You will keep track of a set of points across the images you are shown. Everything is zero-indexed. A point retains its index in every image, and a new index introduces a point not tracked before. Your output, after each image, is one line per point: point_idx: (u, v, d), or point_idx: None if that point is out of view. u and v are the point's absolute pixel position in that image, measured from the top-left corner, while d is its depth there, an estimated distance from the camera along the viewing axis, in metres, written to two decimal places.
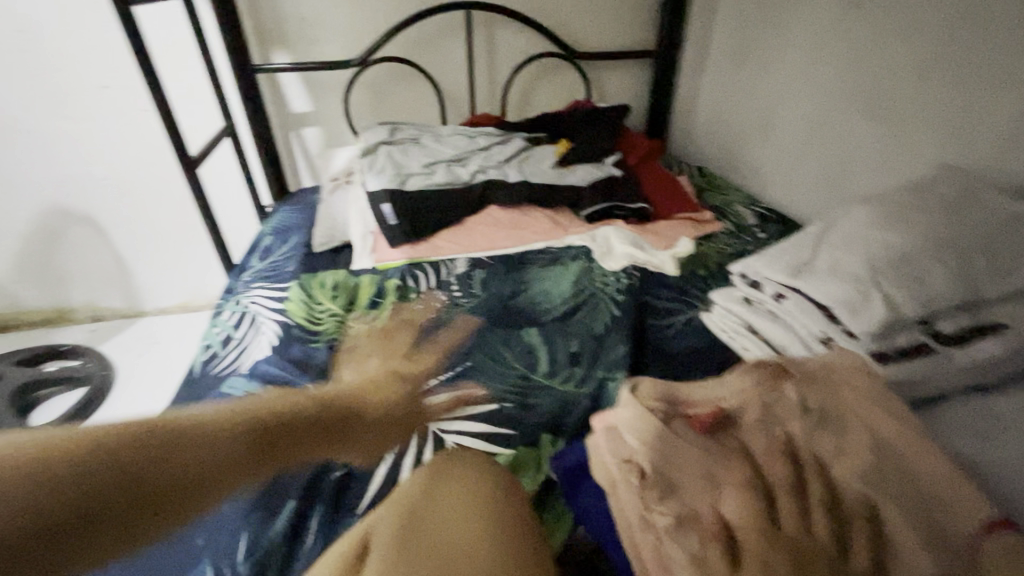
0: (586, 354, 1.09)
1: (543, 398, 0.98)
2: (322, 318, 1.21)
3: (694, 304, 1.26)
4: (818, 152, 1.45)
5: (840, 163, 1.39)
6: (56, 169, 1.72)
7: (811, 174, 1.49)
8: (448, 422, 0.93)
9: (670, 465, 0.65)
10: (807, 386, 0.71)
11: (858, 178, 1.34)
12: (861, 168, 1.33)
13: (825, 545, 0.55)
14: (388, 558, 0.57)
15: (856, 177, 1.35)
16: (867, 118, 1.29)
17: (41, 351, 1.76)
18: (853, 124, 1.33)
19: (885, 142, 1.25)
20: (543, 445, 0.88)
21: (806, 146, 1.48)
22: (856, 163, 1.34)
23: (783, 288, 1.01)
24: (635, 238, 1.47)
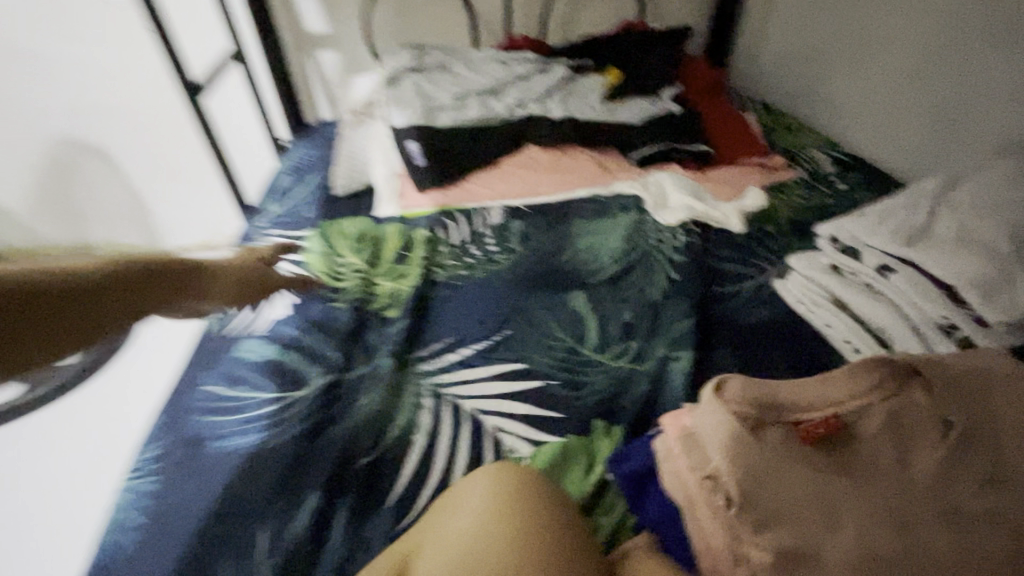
0: (642, 325, 0.95)
1: (593, 377, 0.86)
2: (345, 274, 1.09)
3: (763, 268, 1.10)
4: (915, 90, 1.20)
5: (950, 104, 1.14)
6: None
7: (902, 116, 1.24)
8: (486, 402, 0.82)
9: (773, 493, 0.50)
10: (946, 395, 0.55)
11: (973, 126, 1.11)
12: (970, 112, 1.11)
13: None
14: None
15: (964, 123, 1.13)
16: (998, 48, 1.04)
17: None
18: (974, 55, 1.08)
19: (1023, 80, 1.01)
20: (596, 434, 0.75)
21: (900, 82, 1.23)
22: (973, 106, 1.10)
23: (890, 260, 0.84)
24: (695, 187, 1.28)
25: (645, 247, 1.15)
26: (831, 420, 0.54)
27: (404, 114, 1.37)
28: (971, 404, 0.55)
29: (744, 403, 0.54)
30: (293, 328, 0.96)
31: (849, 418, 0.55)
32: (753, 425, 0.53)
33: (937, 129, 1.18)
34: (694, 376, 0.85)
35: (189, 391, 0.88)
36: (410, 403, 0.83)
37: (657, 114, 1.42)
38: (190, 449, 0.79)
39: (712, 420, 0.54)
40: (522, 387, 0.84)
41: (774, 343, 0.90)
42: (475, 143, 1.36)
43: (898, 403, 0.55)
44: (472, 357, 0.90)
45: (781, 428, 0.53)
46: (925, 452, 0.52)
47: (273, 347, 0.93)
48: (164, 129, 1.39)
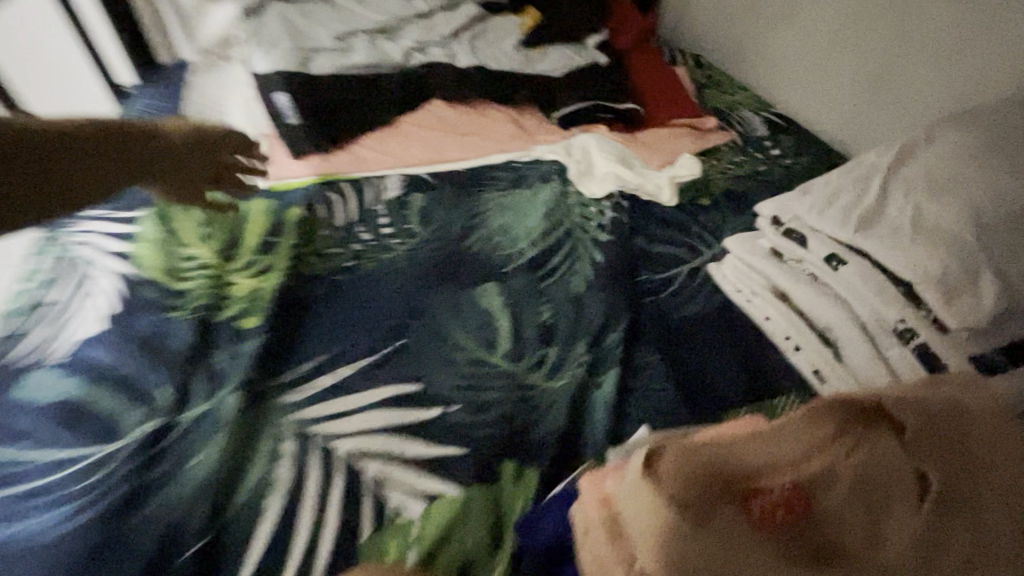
0: (563, 324, 0.80)
1: (505, 398, 0.70)
2: (189, 272, 0.84)
3: (697, 248, 0.98)
4: (853, 45, 1.10)
5: (879, 61, 1.06)
6: None
7: (838, 74, 1.14)
8: (367, 444, 0.64)
9: None
10: (922, 449, 0.44)
11: (900, 87, 1.04)
12: (905, 72, 1.02)
13: None
14: None
15: (898, 85, 1.04)
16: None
17: None
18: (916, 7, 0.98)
19: (957, 37, 0.93)
20: (505, 480, 0.61)
21: (838, 35, 1.12)
22: (901, 65, 1.02)
23: (841, 250, 0.73)
24: (623, 152, 1.12)
25: (567, 224, 0.99)
26: (793, 492, 0.42)
27: (274, 60, 1.10)
28: (953, 454, 0.44)
29: (682, 483, 0.41)
30: (108, 351, 0.72)
31: (813, 484, 0.43)
32: (697, 513, 0.40)
33: (866, 91, 1.10)
34: (622, 390, 0.71)
35: None
36: (264, 452, 0.63)
37: (582, 66, 1.23)
38: None
39: (643, 506, 0.40)
40: (415, 418, 0.67)
41: (708, 340, 0.79)
42: (366, 98, 1.13)
43: (867, 455, 0.44)
44: (352, 379, 0.71)
45: (733, 509, 0.41)
46: (897, 530, 0.41)
47: (73, 379, 0.69)
48: None
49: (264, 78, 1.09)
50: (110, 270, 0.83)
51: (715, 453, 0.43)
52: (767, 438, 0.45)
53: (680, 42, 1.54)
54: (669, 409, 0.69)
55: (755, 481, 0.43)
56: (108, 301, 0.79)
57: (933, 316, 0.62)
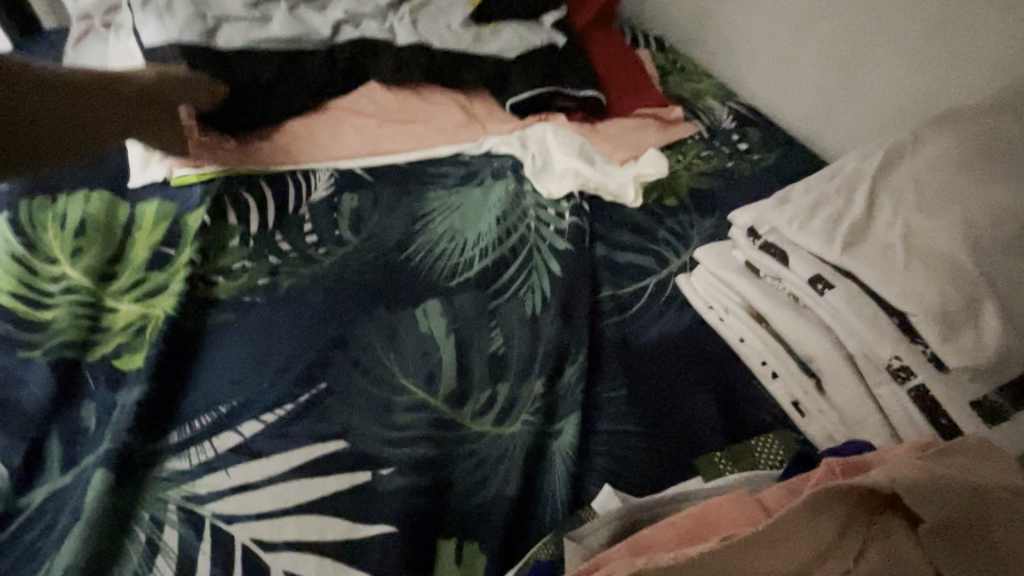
0: (515, 356, 0.69)
1: (446, 450, 0.59)
2: (51, 296, 0.67)
3: (665, 256, 0.88)
4: (820, 30, 1.02)
5: (847, 54, 0.99)
6: None
7: (805, 60, 1.06)
8: (276, 524, 0.52)
9: None
10: (940, 547, 0.37)
11: (868, 82, 0.97)
12: (874, 61, 0.96)
13: None
14: None
15: (869, 76, 0.97)
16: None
17: None
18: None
19: (932, 32, 0.87)
20: (444, 560, 0.52)
21: (806, 19, 1.04)
22: (870, 59, 0.96)
23: (827, 271, 0.64)
24: (583, 145, 1.01)
25: (521, 229, 0.87)
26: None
27: (172, 32, 0.92)
28: (977, 556, 0.36)
29: None
30: None
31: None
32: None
33: (833, 85, 1.03)
34: (585, 436, 0.62)
35: None
36: (139, 548, 0.50)
37: (537, 49, 1.10)
38: None
39: None
40: (334, 489, 0.55)
41: (681, 369, 0.69)
42: (284, 78, 0.95)
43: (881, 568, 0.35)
44: (260, 437, 0.58)
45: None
46: None
47: None
48: None
49: (161, 58, 0.91)
50: None
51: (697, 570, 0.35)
52: (762, 547, 0.36)
53: (642, 21, 1.42)
54: (637, 460, 0.60)
55: None
56: None
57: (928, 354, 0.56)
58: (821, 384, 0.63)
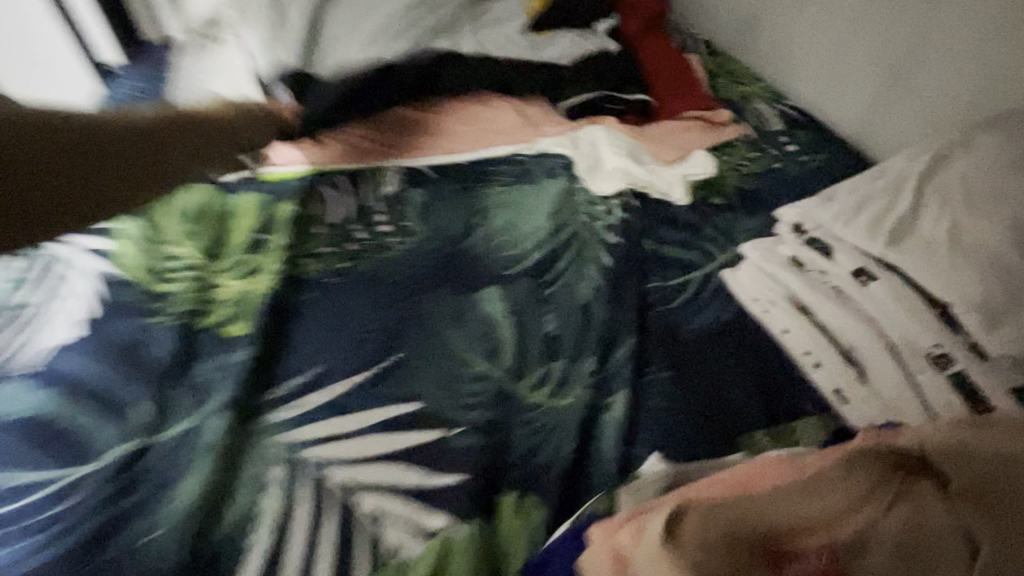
0: (569, 339, 0.75)
1: (506, 417, 0.66)
2: (170, 271, 0.78)
3: (711, 251, 0.92)
4: (873, 28, 1.03)
5: (902, 55, 0.99)
6: None
7: (856, 59, 1.08)
8: (360, 470, 0.60)
9: None
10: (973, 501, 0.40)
11: (924, 81, 0.97)
12: (928, 64, 0.96)
13: None
14: None
15: (925, 71, 0.97)
16: None
17: None
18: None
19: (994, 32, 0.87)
20: (505, 511, 0.58)
21: (859, 19, 1.05)
22: (927, 61, 0.96)
23: (869, 264, 0.69)
24: (632, 146, 1.06)
25: (574, 223, 0.94)
26: (826, 559, 0.39)
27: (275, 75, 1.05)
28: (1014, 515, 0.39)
29: (710, 544, 0.37)
30: (82, 363, 0.67)
31: (849, 548, 0.39)
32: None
33: (887, 85, 1.03)
34: (633, 412, 0.67)
35: None
36: (249, 482, 0.59)
37: (589, 56, 1.15)
38: None
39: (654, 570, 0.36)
40: (411, 443, 0.62)
41: (725, 355, 0.73)
42: (361, 87, 1.03)
43: (908, 517, 0.40)
44: (346, 397, 0.66)
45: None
46: None
47: (44, 395, 0.63)
48: None
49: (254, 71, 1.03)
50: (83, 270, 0.77)
51: (742, 508, 0.39)
52: (799, 494, 0.41)
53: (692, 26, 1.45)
54: (683, 435, 0.65)
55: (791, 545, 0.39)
56: (82, 304, 0.73)
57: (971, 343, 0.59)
58: (865, 372, 0.66)
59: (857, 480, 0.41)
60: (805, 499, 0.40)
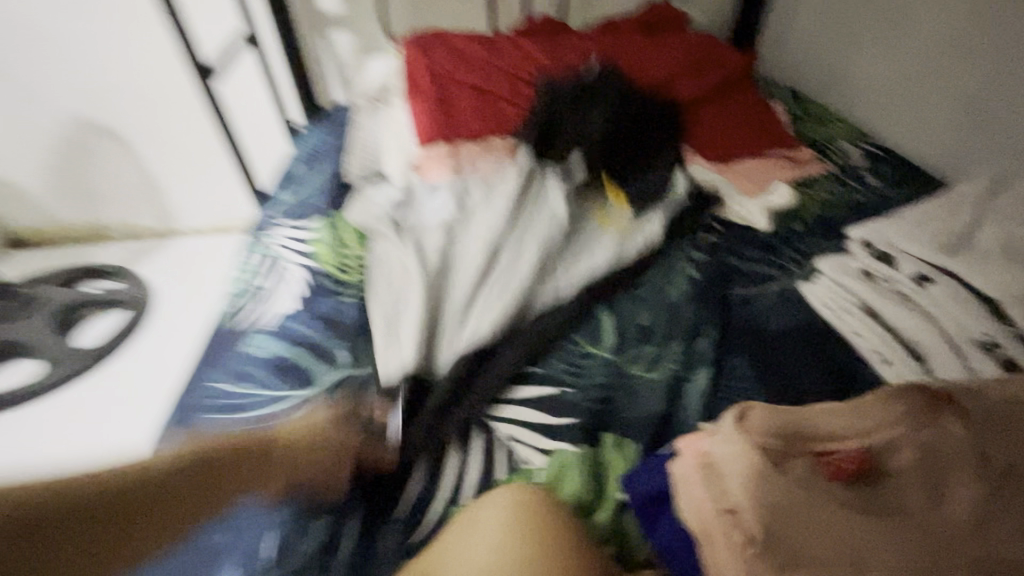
0: (659, 330, 0.91)
1: (608, 383, 0.83)
2: (352, 266, 1.06)
3: (790, 268, 1.04)
4: (959, 72, 1.13)
5: (988, 99, 1.10)
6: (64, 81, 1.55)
7: (942, 104, 1.18)
8: (496, 411, 0.81)
9: (790, 527, 0.47)
10: (988, 429, 0.52)
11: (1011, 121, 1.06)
12: (1012, 107, 1.06)
13: None
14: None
15: (1005, 119, 1.08)
16: None
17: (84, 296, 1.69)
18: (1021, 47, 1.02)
19: None
20: (607, 447, 0.75)
21: (946, 71, 1.16)
22: (1013, 104, 1.06)
23: (927, 268, 0.80)
24: (718, 181, 1.21)
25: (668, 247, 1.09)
26: (859, 452, 0.52)
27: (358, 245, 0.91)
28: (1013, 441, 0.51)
29: (767, 431, 0.53)
30: (301, 324, 0.95)
31: (877, 451, 0.53)
32: (777, 458, 0.51)
33: (975, 124, 1.13)
34: (713, 387, 0.82)
35: (203, 390, 0.88)
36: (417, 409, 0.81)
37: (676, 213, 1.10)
38: (201, 445, 0.79)
39: (729, 449, 0.52)
40: (533, 394, 0.82)
41: (799, 350, 0.85)
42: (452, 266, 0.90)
43: (930, 433, 0.53)
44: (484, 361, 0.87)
45: (806, 460, 0.52)
46: (958, 491, 0.49)
47: (284, 343, 0.92)
48: (189, 118, 1.66)
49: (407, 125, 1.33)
50: (298, 266, 1.08)
51: (793, 418, 0.54)
52: (839, 414, 0.55)
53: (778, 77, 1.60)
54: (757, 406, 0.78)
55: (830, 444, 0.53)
56: (298, 287, 1.03)
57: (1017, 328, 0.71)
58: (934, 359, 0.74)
59: (889, 409, 0.54)
60: (843, 417, 0.55)
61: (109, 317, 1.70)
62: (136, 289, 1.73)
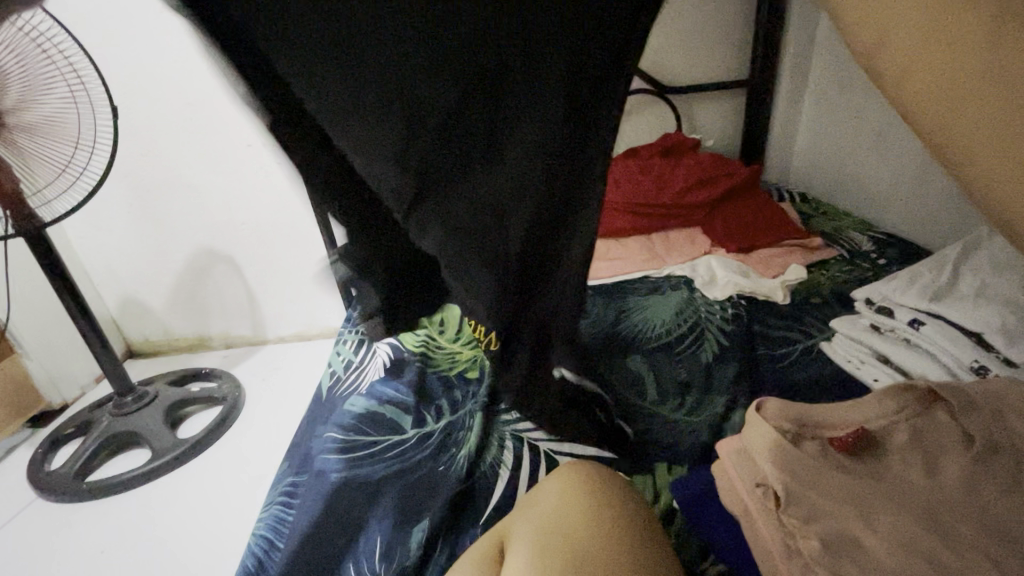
0: (696, 384, 1.01)
1: (656, 425, 0.93)
2: (428, 346, 1.20)
3: (811, 332, 1.13)
4: None
5: None
6: (196, 219, 1.89)
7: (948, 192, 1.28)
8: (558, 444, 0.92)
9: (807, 486, 0.62)
10: (967, 414, 0.66)
11: None
12: None
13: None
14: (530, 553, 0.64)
15: None
16: None
17: (189, 397, 1.75)
18: None
19: None
20: (659, 473, 0.85)
21: None
22: None
23: (921, 315, 0.94)
24: (740, 266, 1.37)
25: (697, 318, 1.18)
26: (858, 429, 0.68)
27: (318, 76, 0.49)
28: (987, 418, 0.65)
29: (785, 418, 0.69)
30: (390, 387, 1.09)
31: (878, 433, 0.68)
32: (791, 435, 0.67)
33: None
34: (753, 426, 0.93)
35: (313, 442, 1.01)
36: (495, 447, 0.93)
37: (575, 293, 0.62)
38: (317, 480, 0.93)
39: (763, 437, 0.67)
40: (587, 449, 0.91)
41: (826, 394, 0.96)
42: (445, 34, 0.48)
43: (920, 421, 0.67)
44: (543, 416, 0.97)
45: (816, 440, 0.68)
46: (950, 460, 0.62)
47: (374, 402, 1.06)
48: (293, 243, 1.95)
49: None
50: (384, 342, 1.25)
51: (806, 413, 0.70)
52: (843, 409, 0.71)
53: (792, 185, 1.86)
54: None
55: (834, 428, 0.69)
56: (385, 358, 1.19)
57: (1002, 357, 0.83)
58: (926, 377, 0.88)
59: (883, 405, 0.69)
60: (847, 410, 0.70)
61: (209, 414, 1.78)
62: (234, 389, 1.81)
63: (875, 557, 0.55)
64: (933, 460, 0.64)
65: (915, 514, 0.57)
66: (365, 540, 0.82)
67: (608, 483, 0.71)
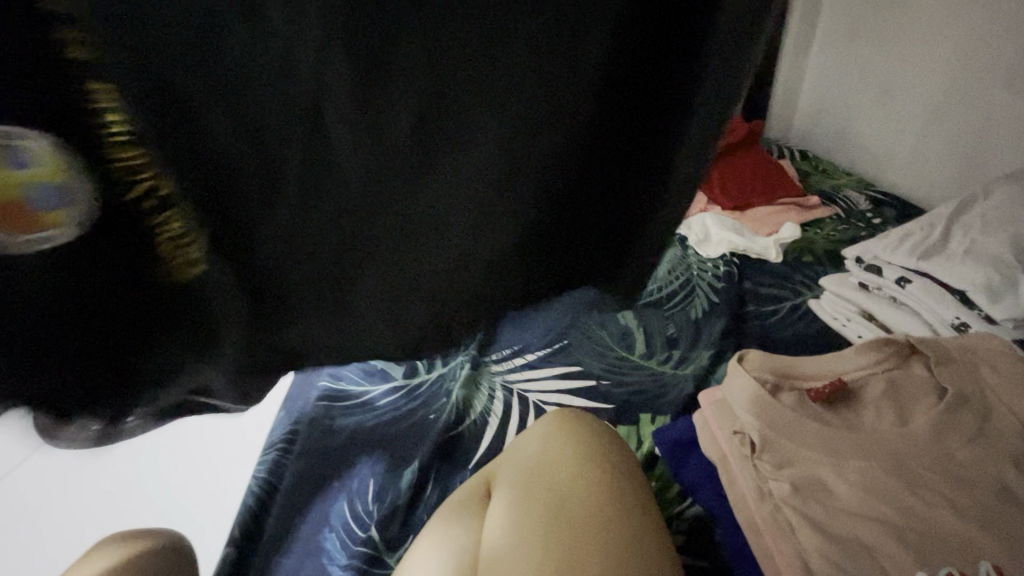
0: (684, 338, 1.03)
1: (641, 377, 0.96)
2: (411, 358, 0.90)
3: (800, 290, 1.14)
4: (911, 144, 1.39)
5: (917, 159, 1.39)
6: None
7: (901, 155, 1.42)
8: (545, 393, 0.95)
9: (783, 431, 0.64)
10: (940, 366, 0.68)
11: (924, 175, 1.38)
12: (923, 165, 1.38)
13: (966, 516, 0.55)
14: (510, 494, 0.67)
15: (926, 171, 1.37)
16: (947, 139, 1.30)
17: None
18: (945, 134, 1.30)
19: (950, 162, 1.31)
20: (644, 423, 0.88)
21: (900, 137, 1.41)
22: (923, 168, 1.38)
23: (908, 273, 0.97)
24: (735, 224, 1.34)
25: (689, 277, 1.18)
26: (836, 381, 0.70)
27: None
28: (959, 371, 0.67)
29: (764, 369, 0.70)
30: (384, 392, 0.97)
31: (854, 385, 0.70)
32: (770, 386, 0.69)
33: (927, 172, 1.37)
34: None
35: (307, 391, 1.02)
36: (486, 396, 0.95)
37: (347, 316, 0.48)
38: (313, 426, 0.94)
39: (743, 389, 0.68)
40: (577, 401, 0.93)
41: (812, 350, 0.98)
42: None
43: (895, 372, 0.70)
44: (539, 365, 0.99)
45: (794, 391, 0.69)
46: (919, 412, 0.65)
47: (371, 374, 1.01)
48: None
49: None
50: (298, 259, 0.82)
51: (787, 365, 0.72)
52: (822, 360, 0.73)
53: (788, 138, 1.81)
54: None
55: (811, 379, 0.71)
56: None
57: (982, 313, 0.88)
58: (911, 334, 0.92)
59: (861, 359, 0.71)
60: (826, 363, 0.72)
61: None
62: None
63: (839, 499, 0.59)
64: (904, 410, 0.66)
65: (882, 460, 0.60)
66: (359, 482, 0.85)
67: (591, 424, 0.73)
